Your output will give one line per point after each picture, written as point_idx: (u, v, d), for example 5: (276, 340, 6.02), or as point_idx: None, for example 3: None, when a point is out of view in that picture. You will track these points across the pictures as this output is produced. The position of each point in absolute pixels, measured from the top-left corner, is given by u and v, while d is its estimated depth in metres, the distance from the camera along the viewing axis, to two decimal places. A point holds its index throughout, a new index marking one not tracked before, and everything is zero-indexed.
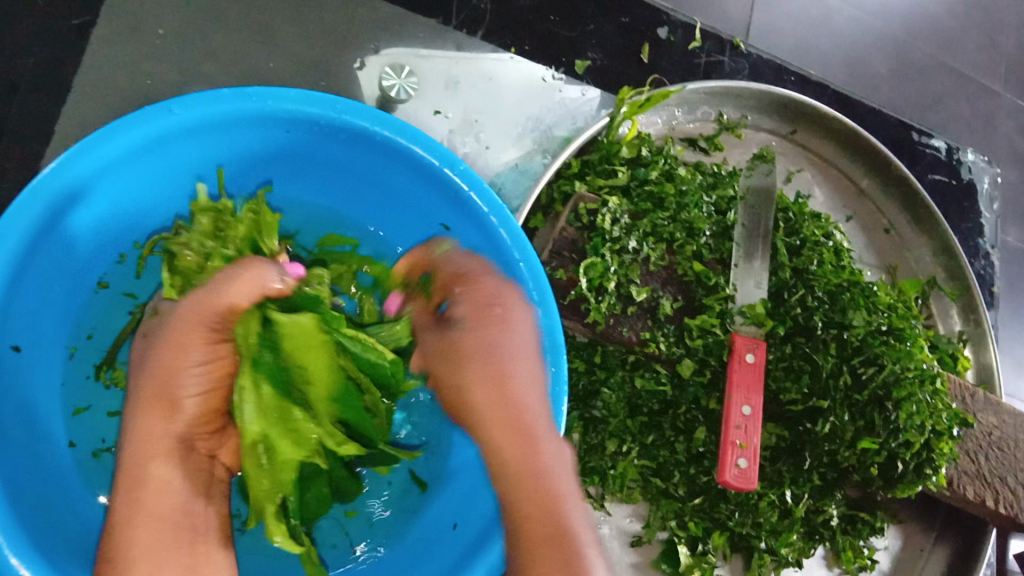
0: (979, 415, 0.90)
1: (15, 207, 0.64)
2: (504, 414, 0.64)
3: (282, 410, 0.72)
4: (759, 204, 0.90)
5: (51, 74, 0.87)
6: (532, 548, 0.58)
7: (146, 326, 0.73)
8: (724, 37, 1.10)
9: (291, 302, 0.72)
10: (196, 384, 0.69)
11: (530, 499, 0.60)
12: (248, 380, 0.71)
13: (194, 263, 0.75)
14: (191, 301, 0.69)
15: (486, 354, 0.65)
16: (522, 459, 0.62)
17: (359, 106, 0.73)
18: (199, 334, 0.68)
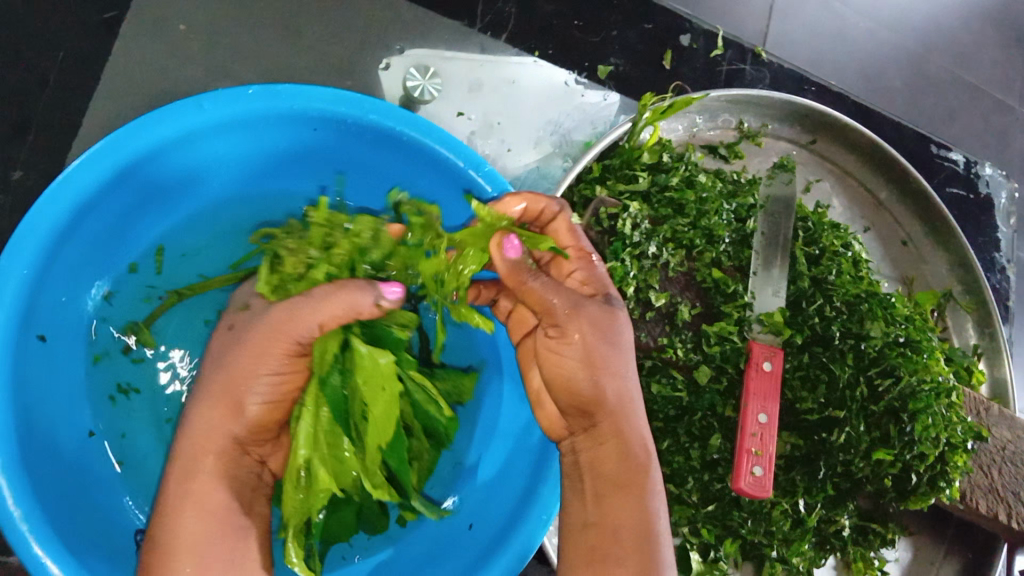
0: (993, 430, 0.90)
1: (44, 200, 0.65)
2: (619, 400, 0.64)
3: (332, 437, 0.70)
4: (778, 212, 0.90)
5: (78, 68, 0.87)
6: (618, 540, 0.60)
7: (232, 318, 0.69)
8: (746, 46, 1.10)
9: (374, 333, 0.72)
10: (264, 392, 0.66)
11: (628, 493, 0.62)
12: (311, 399, 0.70)
13: (294, 270, 0.71)
14: (279, 309, 0.66)
15: (614, 339, 0.65)
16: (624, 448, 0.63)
17: (387, 106, 0.74)
18: (281, 343, 0.65)
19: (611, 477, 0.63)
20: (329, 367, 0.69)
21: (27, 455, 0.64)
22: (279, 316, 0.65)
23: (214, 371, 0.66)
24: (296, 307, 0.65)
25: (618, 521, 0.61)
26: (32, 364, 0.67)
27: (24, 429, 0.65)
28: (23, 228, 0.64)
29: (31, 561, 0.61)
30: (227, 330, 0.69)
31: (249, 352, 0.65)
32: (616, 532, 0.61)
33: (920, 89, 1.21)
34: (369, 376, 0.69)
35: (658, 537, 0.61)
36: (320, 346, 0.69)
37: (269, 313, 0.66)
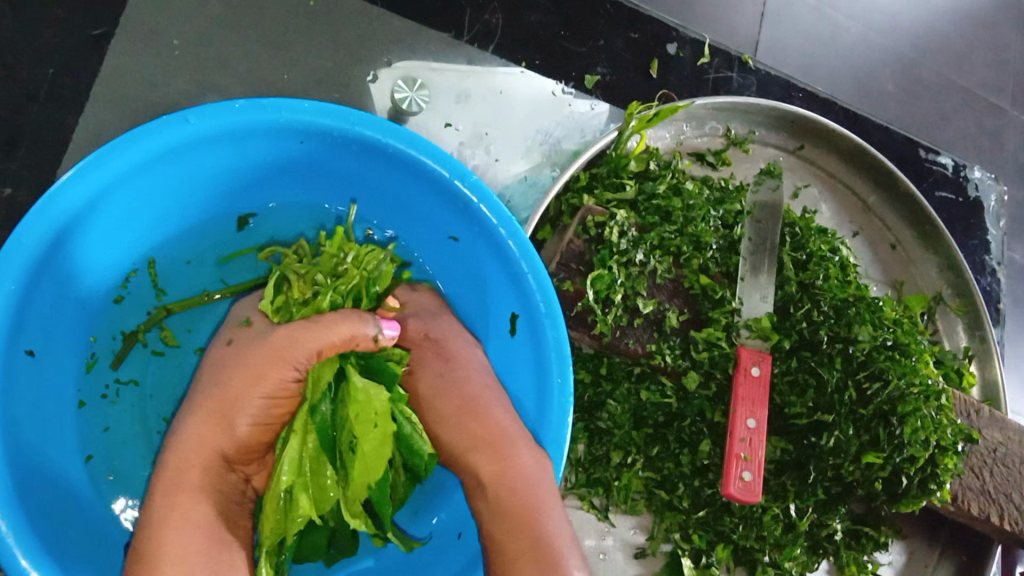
0: (984, 432, 0.90)
1: (31, 215, 0.66)
2: (478, 435, 0.71)
3: (317, 464, 0.71)
4: (765, 219, 0.91)
5: (68, 84, 0.88)
6: (513, 557, 0.63)
7: (232, 333, 0.74)
8: (733, 54, 1.11)
9: (369, 365, 0.73)
10: (255, 413, 0.70)
11: (509, 512, 0.65)
12: (298, 426, 0.72)
13: (298, 294, 0.76)
14: (284, 330, 0.71)
15: (454, 389, 0.75)
16: (503, 473, 0.68)
17: (372, 118, 0.75)
18: (277, 364, 0.70)
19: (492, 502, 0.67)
20: (320, 395, 0.71)
21: (15, 469, 0.65)
22: (281, 340, 0.71)
23: (205, 390, 0.70)
24: (300, 330, 0.71)
25: (503, 540, 0.65)
26: (20, 378, 0.68)
27: (11, 442, 0.65)
28: (10, 241, 0.65)
29: (15, 572, 0.61)
30: (225, 345, 0.74)
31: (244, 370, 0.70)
32: (501, 551, 0.65)
33: (910, 93, 1.22)
34: (361, 410, 0.70)
35: (556, 545, 0.63)
36: (315, 372, 0.72)
37: (270, 336, 0.71)
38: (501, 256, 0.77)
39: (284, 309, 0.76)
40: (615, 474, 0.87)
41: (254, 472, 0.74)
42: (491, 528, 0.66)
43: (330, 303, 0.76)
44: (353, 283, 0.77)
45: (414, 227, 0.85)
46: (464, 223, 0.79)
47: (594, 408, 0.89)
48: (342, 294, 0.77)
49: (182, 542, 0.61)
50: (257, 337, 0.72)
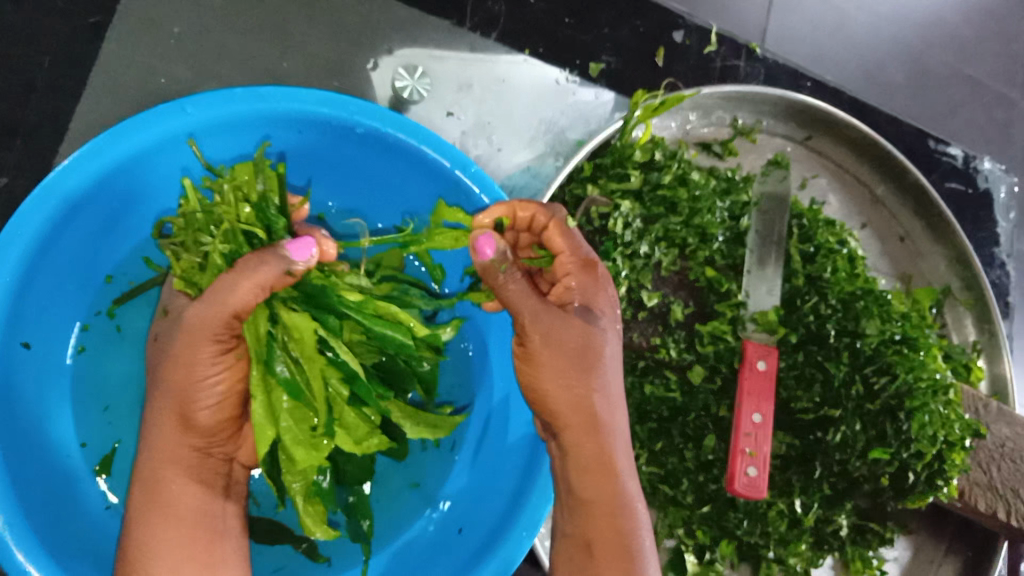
0: (992, 427, 0.89)
1: (27, 208, 0.65)
2: (587, 413, 0.66)
3: (299, 411, 0.69)
4: (772, 210, 0.88)
5: (64, 72, 0.87)
6: (594, 552, 0.63)
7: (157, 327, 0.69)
8: (741, 42, 1.09)
9: (307, 293, 0.70)
10: (208, 398, 0.65)
11: (605, 518, 0.64)
12: (274, 381, 0.68)
13: (193, 262, 0.69)
14: (193, 309, 0.64)
15: (584, 353, 0.66)
16: (601, 464, 0.65)
17: (372, 107, 0.73)
18: (204, 344, 0.64)
19: (588, 492, 0.65)
20: (265, 346, 0.67)
21: (11, 465, 0.64)
22: (191, 320, 0.64)
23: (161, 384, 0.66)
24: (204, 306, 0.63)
25: (593, 535, 0.64)
26: (14, 370, 0.68)
27: (6, 435, 0.65)
28: (4, 236, 0.64)
29: (12, 566, 0.61)
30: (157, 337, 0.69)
31: (183, 364, 0.64)
32: (589, 545, 0.64)
33: (920, 83, 1.20)
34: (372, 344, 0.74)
35: (641, 548, 0.63)
36: (251, 328, 0.67)
37: (188, 315, 0.64)
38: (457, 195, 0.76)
39: (188, 279, 0.68)
40: None
41: (236, 447, 0.72)
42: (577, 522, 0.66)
43: (224, 255, 0.67)
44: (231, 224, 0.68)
45: (358, 183, 0.81)
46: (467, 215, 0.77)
47: None
48: (230, 241, 0.68)
49: (167, 541, 0.64)
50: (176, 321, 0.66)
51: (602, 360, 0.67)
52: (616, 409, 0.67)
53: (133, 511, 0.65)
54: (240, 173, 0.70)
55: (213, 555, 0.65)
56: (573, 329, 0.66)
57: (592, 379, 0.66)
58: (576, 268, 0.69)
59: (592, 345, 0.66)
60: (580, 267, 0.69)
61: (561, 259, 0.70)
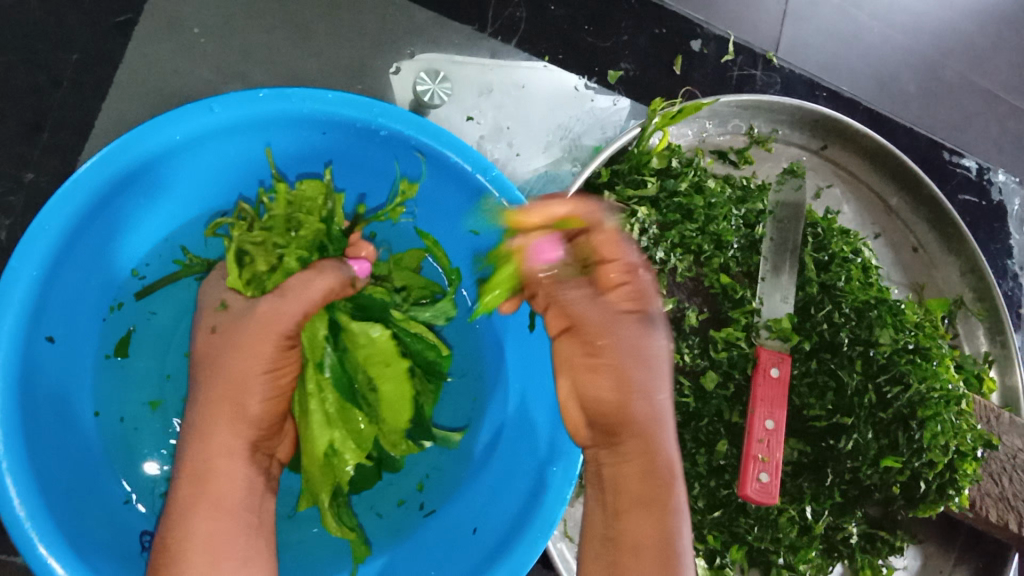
0: (1004, 438, 0.89)
1: (56, 201, 0.66)
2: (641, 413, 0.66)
3: (344, 413, 0.74)
4: (787, 219, 0.90)
5: (90, 70, 0.88)
6: (632, 550, 0.63)
7: (213, 319, 0.73)
8: (757, 51, 1.10)
9: (363, 305, 0.76)
10: (263, 391, 0.70)
11: (648, 519, 0.64)
12: (312, 386, 0.73)
13: (264, 266, 0.74)
14: (266, 303, 0.70)
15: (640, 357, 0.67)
16: (647, 466, 0.66)
17: (395, 110, 0.74)
18: (269, 339, 0.69)
19: (635, 493, 0.65)
20: (321, 349, 0.73)
21: (35, 457, 0.65)
22: (265, 313, 0.70)
23: (213, 376, 0.70)
24: (278, 302, 0.70)
25: (637, 536, 0.63)
26: (40, 363, 0.69)
27: (31, 427, 0.66)
28: (33, 228, 0.65)
29: (36, 560, 0.62)
30: (209, 333, 0.72)
31: (245, 353, 0.69)
32: (636, 547, 0.63)
33: (934, 95, 1.20)
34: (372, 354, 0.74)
35: (681, 548, 0.63)
36: (309, 331, 0.73)
37: (257, 309, 0.70)
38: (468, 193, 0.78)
39: (254, 281, 0.73)
40: None
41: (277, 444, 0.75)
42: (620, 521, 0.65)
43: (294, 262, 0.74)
44: (310, 235, 0.75)
45: (378, 187, 0.83)
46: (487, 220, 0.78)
47: None
48: (303, 248, 0.75)
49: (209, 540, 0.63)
50: (241, 315, 0.71)
51: (659, 369, 0.68)
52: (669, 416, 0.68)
53: (176, 501, 0.66)
54: (312, 192, 0.76)
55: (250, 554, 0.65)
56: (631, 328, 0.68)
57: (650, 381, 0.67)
58: (630, 279, 0.69)
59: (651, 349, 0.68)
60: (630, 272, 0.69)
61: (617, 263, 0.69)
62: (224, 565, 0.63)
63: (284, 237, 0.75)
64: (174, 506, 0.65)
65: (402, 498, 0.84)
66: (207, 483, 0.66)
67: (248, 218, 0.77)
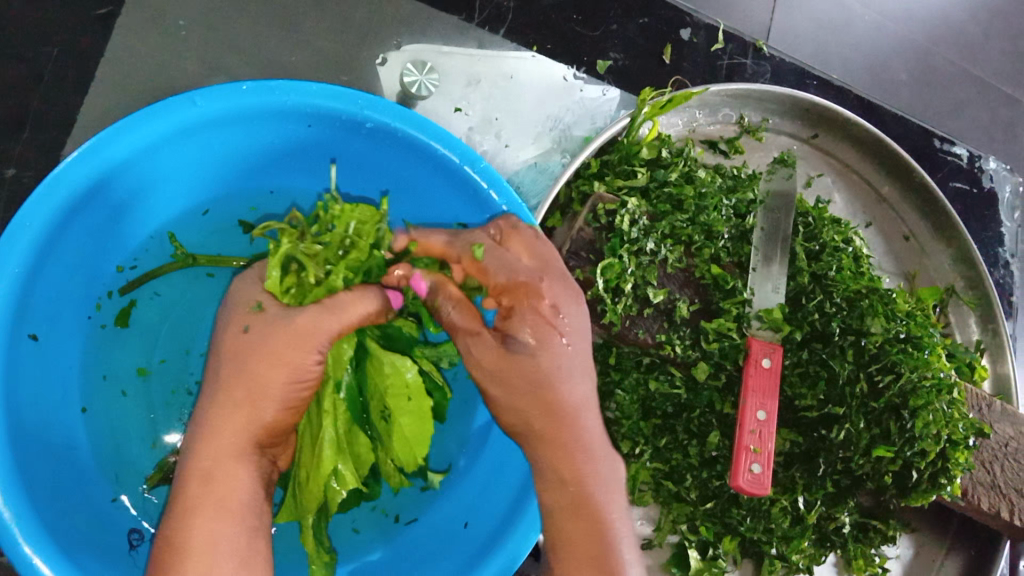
0: (995, 426, 0.89)
1: (38, 197, 0.65)
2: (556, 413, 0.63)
3: (349, 435, 0.73)
4: (778, 209, 0.89)
5: (73, 64, 0.87)
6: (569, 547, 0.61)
7: (246, 320, 0.68)
8: (747, 39, 1.09)
9: (389, 333, 0.74)
10: (285, 399, 0.67)
11: (578, 522, 0.61)
12: (326, 404, 0.72)
13: (312, 277, 0.71)
14: (304, 315, 0.67)
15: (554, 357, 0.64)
16: (568, 461, 0.63)
17: (381, 101, 0.74)
18: (305, 351, 0.66)
19: (568, 497, 0.62)
20: (342, 369, 0.72)
21: (19, 457, 0.64)
22: (303, 324, 0.66)
23: (229, 376, 0.66)
24: (320, 315, 0.67)
25: (569, 535, 0.61)
26: (22, 362, 0.68)
27: (15, 426, 0.65)
28: (14, 223, 0.64)
29: (22, 562, 0.61)
30: (239, 332, 0.68)
31: (273, 357, 0.65)
32: (559, 548, 0.61)
33: (925, 82, 1.20)
34: (393, 386, 0.71)
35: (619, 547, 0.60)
36: (337, 347, 0.71)
37: (296, 320, 0.66)
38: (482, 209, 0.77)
39: (295, 291, 0.71)
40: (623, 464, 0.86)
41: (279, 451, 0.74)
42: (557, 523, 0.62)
43: (344, 281, 0.71)
44: (360, 259, 0.72)
45: (372, 184, 0.82)
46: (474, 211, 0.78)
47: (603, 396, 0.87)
48: (352, 270, 0.73)
49: (210, 542, 0.61)
50: (274, 323, 0.67)
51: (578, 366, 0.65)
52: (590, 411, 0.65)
53: (180, 497, 0.63)
54: (365, 217, 0.73)
55: (252, 556, 0.63)
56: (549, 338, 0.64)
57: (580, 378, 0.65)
58: (536, 271, 0.66)
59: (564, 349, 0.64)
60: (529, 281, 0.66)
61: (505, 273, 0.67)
62: (223, 568, 0.61)
63: (337, 253, 0.73)
64: (178, 503, 0.63)
65: (378, 505, 0.82)
66: (213, 482, 0.64)
67: (298, 228, 0.75)
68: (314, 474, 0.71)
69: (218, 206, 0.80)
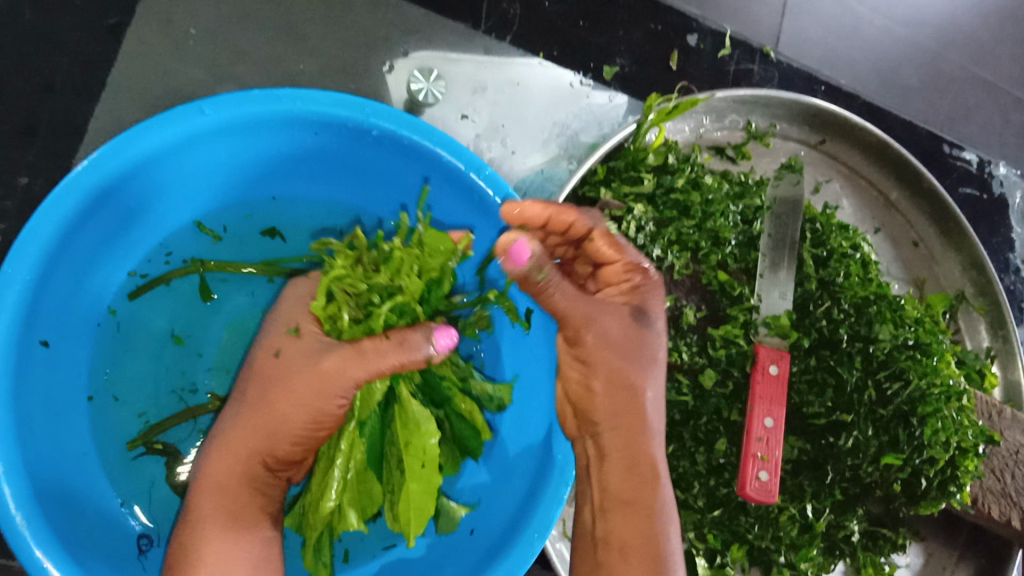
0: (1006, 434, 0.88)
1: (47, 205, 0.65)
2: (633, 414, 0.69)
3: (364, 478, 0.73)
4: (785, 214, 0.88)
5: (83, 73, 0.88)
6: (623, 550, 0.65)
7: (280, 343, 0.70)
8: (754, 45, 1.09)
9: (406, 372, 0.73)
10: (298, 435, 0.69)
11: (633, 530, 0.65)
12: (342, 450, 0.72)
13: (355, 313, 0.71)
14: (332, 360, 0.67)
15: (632, 347, 0.70)
16: (634, 464, 0.68)
17: (387, 108, 0.74)
18: (326, 397, 0.67)
19: (621, 494, 0.68)
20: (366, 413, 0.72)
21: (29, 462, 0.65)
22: (328, 368, 0.67)
23: (252, 400, 0.69)
24: (349, 361, 0.67)
25: (625, 538, 0.65)
26: (33, 369, 0.68)
27: (25, 431, 0.66)
28: (24, 233, 0.65)
29: (29, 560, 0.61)
30: (272, 357, 0.70)
31: (285, 392, 0.67)
32: (622, 549, 0.65)
33: (935, 87, 1.19)
34: (409, 442, 0.70)
35: (669, 553, 0.64)
36: (365, 393, 0.72)
37: (321, 362, 0.67)
38: (486, 214, 0.77)
39: (332, 323, 0.71)
40: None
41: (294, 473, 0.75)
42: (612, 526, 0.67)
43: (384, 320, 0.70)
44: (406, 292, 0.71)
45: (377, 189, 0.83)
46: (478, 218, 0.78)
47: None
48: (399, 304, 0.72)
49: (220, 549, 0.64)
50: (305, 359, 0.68)
51: (653, 365, 0.70)
52: (657, 413, 0.70)
53: (194, 502, 0.66)
54: (436, 245, 0.71)
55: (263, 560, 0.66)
56: (621, 327, 0.70)
57: (642, 378, 0.69)
58: (635, 277, 0.71)
59: (640, 345, 0.70)
60: (632, 271, 0.71)
61: (616, 265, 0.71)
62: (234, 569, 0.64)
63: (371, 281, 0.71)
64: (193, 508, 0.66)
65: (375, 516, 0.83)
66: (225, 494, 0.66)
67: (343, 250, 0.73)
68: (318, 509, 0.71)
69: (233, 221, 0.82)
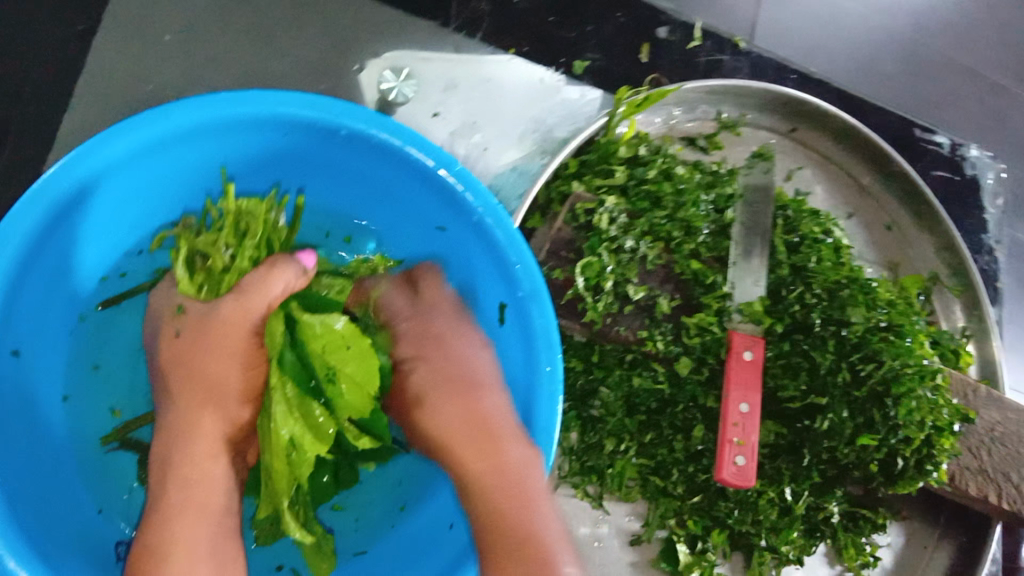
0: (981, 412, 0.89)
1: (16, 212, 0.66)
2: None
3: (304, 406, 0.75)
4: (757, 203, 0.90)
5: (54, 84, 0.89)
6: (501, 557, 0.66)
7: (176, 324, 0.76)
8: (724, 36, 1.10)
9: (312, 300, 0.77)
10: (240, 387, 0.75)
11: (509, 539, 0.67)
12: (274, 380, 0.74)
13: (219, 265, 0.78)
14: (227, 305, 0.75)
15: None
16: (511, 478, 0.69)
17: (355, 109, 0.74)
18: (240, 337, 0.75)
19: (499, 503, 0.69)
20: (280, 346, 0.75)
21: (3, 471, 0.65)
22: (228, 316, 0.75)
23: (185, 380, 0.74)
24: (251, 287, 0.75)
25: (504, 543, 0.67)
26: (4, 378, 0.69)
27: None
28: None
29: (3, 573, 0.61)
30: (175, 338, 0.75)
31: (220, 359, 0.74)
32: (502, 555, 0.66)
33: (908, 72, 1.20)
34: (328, 341, 0.75)
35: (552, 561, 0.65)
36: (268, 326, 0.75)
37: (225, 309, 0.75)
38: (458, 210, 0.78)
39: (208, 284, 0.78)
40: (609, 461, 0.87)
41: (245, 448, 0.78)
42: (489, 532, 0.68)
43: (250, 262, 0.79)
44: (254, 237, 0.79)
45: (348, 184, 0.83)
46: (450, 214, 0.78)
47: (587, 395, 0.88)
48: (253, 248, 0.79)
49: (187, 537, 0.68)
50: (203, 321, 0.75)
51: (535, 378, 0.72)
52: None
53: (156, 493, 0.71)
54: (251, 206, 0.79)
55: (224, 553, 0.69)
56: None
57: None
58: None
59: None
60: None
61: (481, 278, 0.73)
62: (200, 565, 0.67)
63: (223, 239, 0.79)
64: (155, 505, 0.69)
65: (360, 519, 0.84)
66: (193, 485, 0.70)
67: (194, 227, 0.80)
68: (274, 444, 0.74)
69: None
